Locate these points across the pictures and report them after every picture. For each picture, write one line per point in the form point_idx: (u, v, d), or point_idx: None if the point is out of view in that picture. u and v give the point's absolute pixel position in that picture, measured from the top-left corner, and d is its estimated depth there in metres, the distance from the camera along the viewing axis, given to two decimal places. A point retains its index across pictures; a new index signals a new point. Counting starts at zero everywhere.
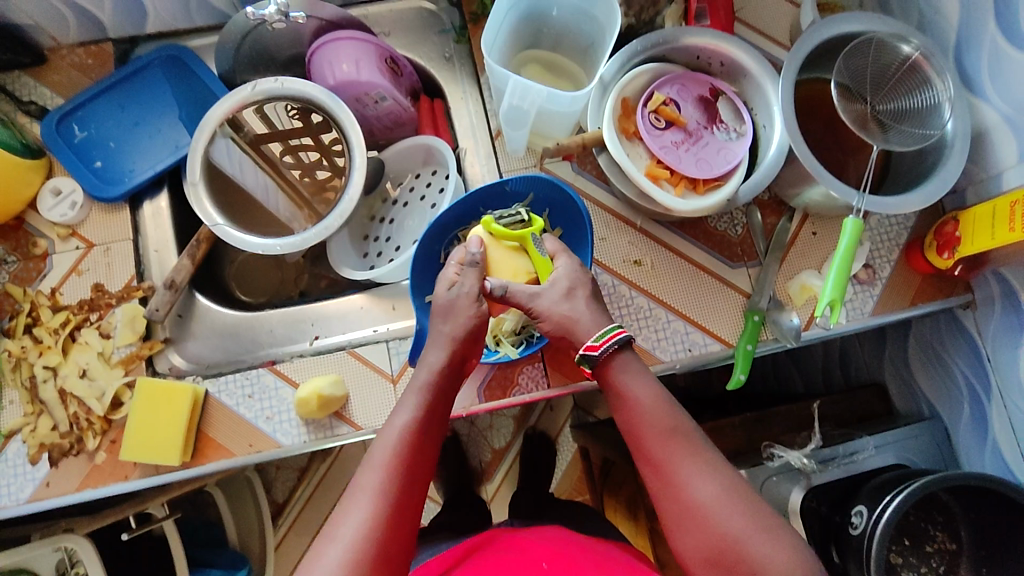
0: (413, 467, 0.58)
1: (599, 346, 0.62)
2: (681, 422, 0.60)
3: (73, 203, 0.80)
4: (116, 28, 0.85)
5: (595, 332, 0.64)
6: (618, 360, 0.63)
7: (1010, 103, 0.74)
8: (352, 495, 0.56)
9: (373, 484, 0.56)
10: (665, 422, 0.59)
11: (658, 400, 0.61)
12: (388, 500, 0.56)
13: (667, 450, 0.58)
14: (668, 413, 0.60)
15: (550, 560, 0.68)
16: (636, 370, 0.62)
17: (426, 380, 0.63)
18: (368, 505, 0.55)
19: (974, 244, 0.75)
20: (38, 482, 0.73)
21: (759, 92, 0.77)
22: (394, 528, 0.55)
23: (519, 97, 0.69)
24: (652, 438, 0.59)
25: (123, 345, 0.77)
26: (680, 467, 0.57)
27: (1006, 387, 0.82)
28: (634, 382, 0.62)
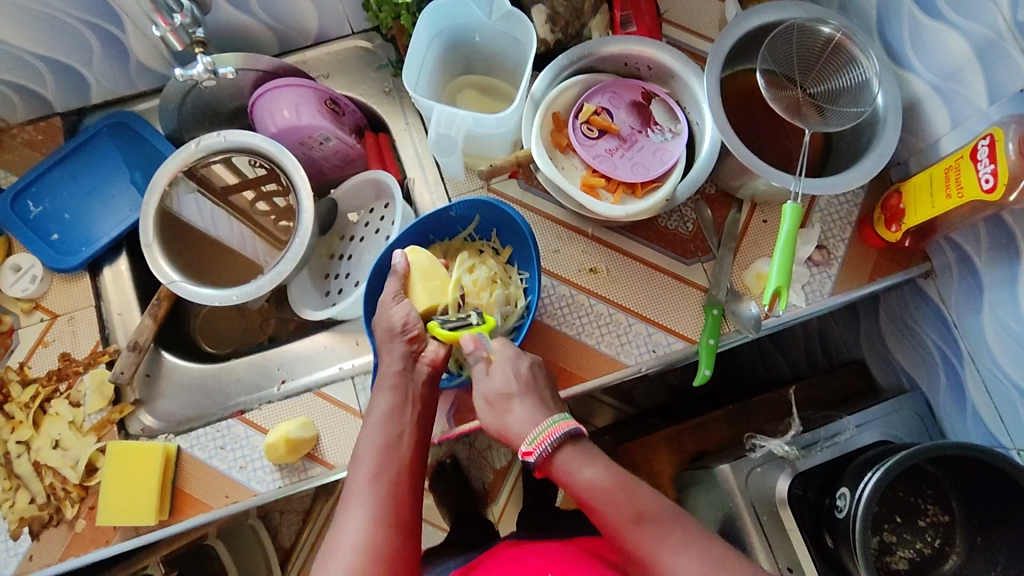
0: (393, 467, 0.61)
1: (532, 453, 0.60)
2: (647, 505, 0.58)
3: (34, 276, 0.81)
4: (63, 102, 0.87)
5: (529, 434, 0.62)
6: (558, 456, 0.61)
7: (935, 71, 0.75)
8: (342, 511, 0.59)
9: (359, 495, 0.59)
10: (627, 511, 0.58)
11: (616, 490, 0.59)
12: (375, 507, 0.58)
13: (640, 539, 0.57)
14: (630, 500, 0.59)
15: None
16: (583, 463, 0.60)
17: (391, 380, 0.67)
18: (359, 513, 0.57)
19: (917, 215, 0.75)
20: (21, 556, 0.73)
21: (689, 90, 0.78)
22: (387, 534, 0.57)
23: (446, 126, 0.72)
24: (622, 529, 0.58)
25: (93, 412, 0.78)
26: (658, 554, 0.56)
27: (976, 352, 0.81)
28: (583, 477, 0.60)
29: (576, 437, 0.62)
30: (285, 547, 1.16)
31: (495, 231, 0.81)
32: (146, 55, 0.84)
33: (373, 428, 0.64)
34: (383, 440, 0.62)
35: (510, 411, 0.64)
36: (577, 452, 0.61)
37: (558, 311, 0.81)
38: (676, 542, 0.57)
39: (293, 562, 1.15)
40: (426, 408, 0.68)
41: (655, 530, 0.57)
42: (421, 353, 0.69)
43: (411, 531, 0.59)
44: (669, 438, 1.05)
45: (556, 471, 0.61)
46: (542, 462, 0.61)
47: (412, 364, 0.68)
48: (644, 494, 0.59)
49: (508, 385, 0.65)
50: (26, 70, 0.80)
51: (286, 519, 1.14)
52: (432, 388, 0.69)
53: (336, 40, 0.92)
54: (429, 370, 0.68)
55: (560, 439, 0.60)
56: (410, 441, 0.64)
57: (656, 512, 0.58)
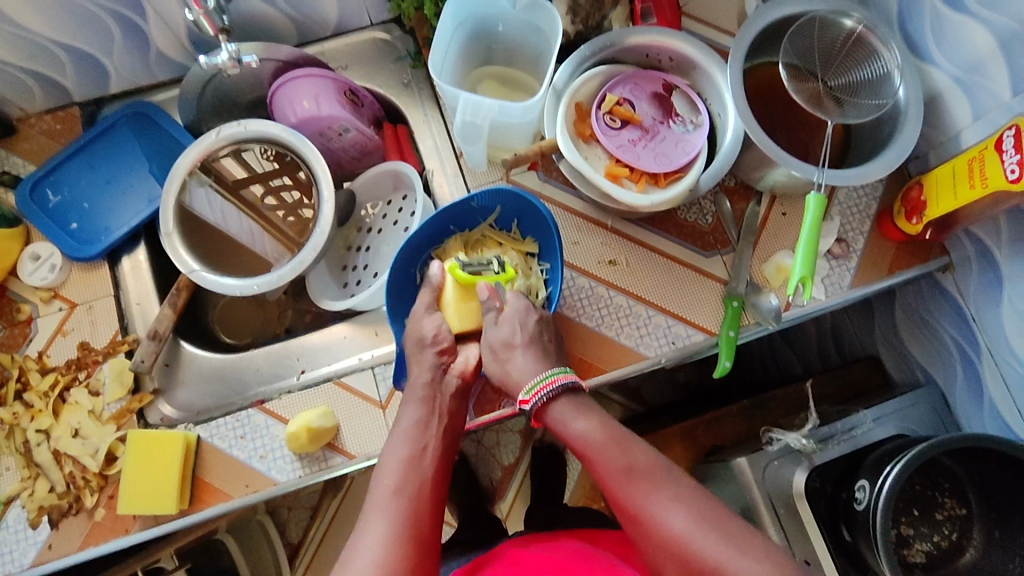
0: (417, 479, 0.61)
1: (530, 399, 0.65)
2: (638, 458, 0.60)
3: (53, 265, 0.81)
4: (81, 91, 0.87)
5: (529, 382, 0.66)
6: (554, 406, 0.65)
7: (958, 64, 0.75)
8: (363, 520, 0.58)
9: (381, 503, 0.59)
10: (618, 461, 0.60)
11: (608, 440, 0.62)
12: (397, 516, 0.58)
13: (631, 489, 0.59)
14: (621, 451, 0.61)
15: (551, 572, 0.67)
16: (576, 415, 0.64)
17: (420, 393, 0.68)
18: (380, 522, 0.57)
19: (939, 207, 0.75)
20: (40, 545, 0.73)
21: (711, 82, 0.78)
22: (408, 544, 0.56)
23: (471, 113, 0.72)
24: (611, 479, 0.60)
25: (113, 401, 0.78)
26: (646, 503, 0.58)
27: (994, 345, 0.81)
28: (576, 428, 0.63)
29: (573, 392, 0.66)
30: (294, 542, 1.14)
31: (516, 221, 0.81)
32: (165, 43, 0.84)
33: (398, 440, 0.64)
34: (408, 452, 0.63)
35: (513, 360, 0.68)
36: (573, 404, 0.65)
37: (578, 303, 0.81)
38: (666, 495, 0.58)
39: (300, 560, 1.14)
40: (450, 425, 0.68)
41: (645, 481, 0.59)
42: (450, 363, 0.72)
43: (431, 543, 0.58)
44: (684, 432, 1.05)
45: (553, 423, 0.65)
46: (538, 411, 0.66)
47: (442, 375, 0.70)
48: (634, 445, 0.62)
49: (513, 333, 0.69)
50: (47, 58, 0.80)
51: (294, 515, 1.13)
52: (459, 402, 0.70)
53: (354, 31, 0.92)
54: (459, 381, 0.71)
55: (558, 388, 0.65)
56: (434, 456, 0.64)
57: (647, 464, 0.60)
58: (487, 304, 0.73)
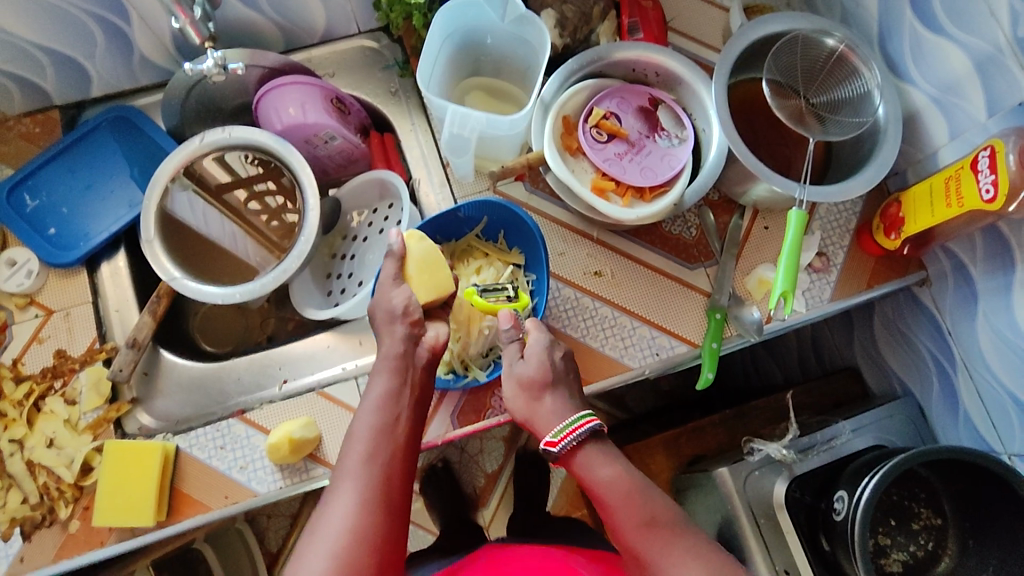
0: (387, 451, 0.61)
1: (557, 443, 0.62)
2: (658, 511, 0.60)
3: (29, 271, 0.80)
4: (61, 95, 0.86)
5: (556, 425, 0.64)
6: (582, 452, 0.63)
7: (936, 85, 0.77)
8: (333, 490, 0.58)
9: (350, 475, 0.58)
10: (638, 515, 0.60)
11: (633, 492, 0.61)
12: (366, 488, 0.58)
13: (647, 544, 0.58)
14: (643, 504, 0.60)
15: None
16: (602, 462, 0.62)
17: (390, 363, 0.66)
18: (349, 493, 0.57)
19: (917, 223, 0.76)
20: (11, 558, 0.71)
21: (695, 97, 0.79)
22: (377, 514, 0.57)
23: (459, 126, 0.72)
24: (630, 531, 0.59)
25: (89, 410, 0.77)
26: (662, 559, 0.57)
27: (969, 358, 0.82)
28: (603, 475, 0.62)
29: (598, 437, 0.64)
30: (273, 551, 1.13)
31: (502, 231, 0.81)
32: (150, 48, 0.83)
33: (369, 410, 0.63)
34: (378, 424, 0.62)
35: (542, 401, 0.66)
36: (599, 452, 0.63)
37: (564, 314, 0.81)
38: (683, 553, 0.57)
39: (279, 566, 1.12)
40: (423, 393, 0.67)
41: (664, 538, 0.58)
42: (420, 337, 0.68)
43: (399, 514, 0.58)
44: (667, 442, 1.05)
45: (578, 467, 0.63)
46: (565, 454, 0.63)
47: (414, 348, 0.68)
48: (655, 498, 0.61)
49: (544, 373, 0.67)
50: (27, 60, 0.78)
51: (274, 522, 1.12)
52: (430, 373, 0.68)
53: (342, 39, 0.92)
54: (428, 356, 0.68)
55: (584, 434, 0.63)
56: (404, 426, 0.63)
57: (667, 518, 0.60)
58: (509, 334, 0.70)
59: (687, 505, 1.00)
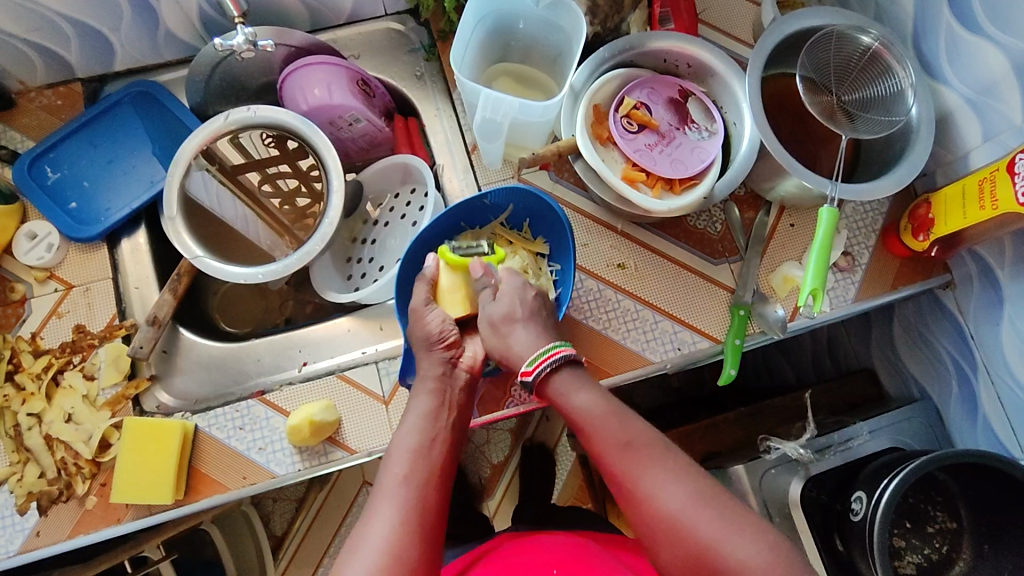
0: (427, 468, 0.60)
1: (531, 371, 0.62)
2: (637, 433, 0.59)
3: (50, 245, 0.79)
4: (84, 67, 0.85)
5: (528, 356, 0.64)
6: (558, 379, 0.63)
7: (971, 85, 0.76)
8: (372, 506, 0.57)
9: (389, 490, 0.57)
10: (617, 436, 0.59)
11: (611, 414, 0.60)
12: (405, 503, 0.57)
13: (629, 463, 0.58)
14: (621, 426, 0.59)
15: (562, 566, 0.65)
16: (578, 388, 0.62)
17: (431, 384, 0.66)
18: (388, 509, 0.56)
19: (947, 225, 0.76)
20: (27, 532, 0.71)
21: (727, 90, 0.78)
22: (416, 531, 0.55)
23: (491, 111, 0.72)
24: (610, 453, 0.58)
25: (108, 386, 0.76)
26: (643, 480, 0.56)
27: (991, 363, 0.82)
28: (580, 401, 0.61)
29: (575, 366, 0.64)
30: (278, 534, 1.13)
31: (527, 221, 0.80)
32: (176, 23, 0.82)
33: (408, 428, 0.63)
34: (417, 440, 0.61)
35: (514, 333, 0.66)
36: (574, 377, 0.63)
37: (586, 305, 0.81)
38: (663, 473, 0.56)
39: (285, 548, 1.13)
40: (461, 413, 0.66)
41: (643, 457, 0.57)
42: (459, 357, 0.69)
43: (438, 533, 0.57)
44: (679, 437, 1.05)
45: (555, 397, 0.63)
46: (539, 384, 0.63)
47: (451, 370, 0.68)
48: (636, 423, 0.60)
49: (514, 307, 0.68)
50: (52, 31, 0.77)
51: (279, 506, 1.13)
52: (470, 394, 0.68)
53: (369, 20, 0.91)
54: (467, 377, 0.68)
55: (560, 361, 0.63)
56: (443, 444, 0.62)
57: (645, 441, 0.59)
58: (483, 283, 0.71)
59: None
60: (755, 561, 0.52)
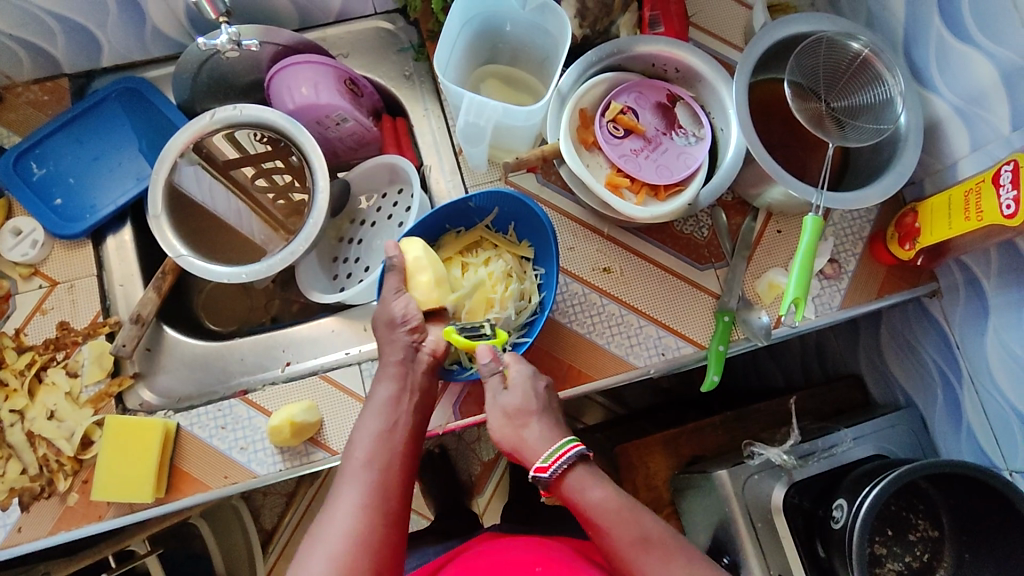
0: (389, 456, 0.60)
1: (548, 469, 0.60)
2: (651, 530, 0.58)
3: (34, 241, 0.79)
4: (71, 63, 0.85)
5: (544, 451, 0.61)
6: (572, 476, 0.61)
7: (960, 94, 0.75)
8: (335, 494, 0.57)
9: (352, 479, 0.57)
10: (634, 533, 0.58)
11: (624, 509, 0.59)
12: (367, 489, 0.56)
13: (643, 559, 0.57)
14: (636, 522, 0.59)
15: (545, 565, 0.64)
16: (593, 484, 0.60)
17: (394, 368, 0.65)
18: (351, 497, 0.56)
19: (933, 235, 0.76)
20: (9, 527, 0.71)
21: (715, 96, 0.78)
22: (380, 518, 0.55)
23: (475, 114, 0.71)
24: (626, 552, 0.57)
25: (91, 383, 0.77)
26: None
27: (976, 373, 0.82)
28: (594, 498, 0.60)
29: (584, 459, 0.62)
30: (267, 528, 1.14)
31: (513, 224, 0.80)
32: (162, 20, 0.82)
33: (371, 415, 0.62)
34: (380, 428, 0.61)
35: (528, 428, 0.63)
36: (588, 473, 0.61)
37: (570, 309, 0.81)
38: (680, 569, 0.56)
39: (274, 542, 1.13)
40: (425, 398, 0.66)
41: (660, 554, 0.57)
42: (421, 342, 0.68)
43: (401, 519, 0.57)
44: (666, 441, 1.04)
45: (566, 491, 0.61)
46: (554, 480, 0.61)
47: (415, 355, 0.67)
48: (645, 513, 0.60)
49: (528, 401, 0.64)
50: (37, 27, 0.77)
51: (269, 500, 1.14)
52: (432, 378, 0.68)
53: (357, 19, 0.91)
54: (430, 360, 0.67)
55: (573, 458, 0.61)
56: (405, 430, 0.62)
57: (660, 536, 0.58)
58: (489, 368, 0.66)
59: (683, 505, 1.00)
60: None
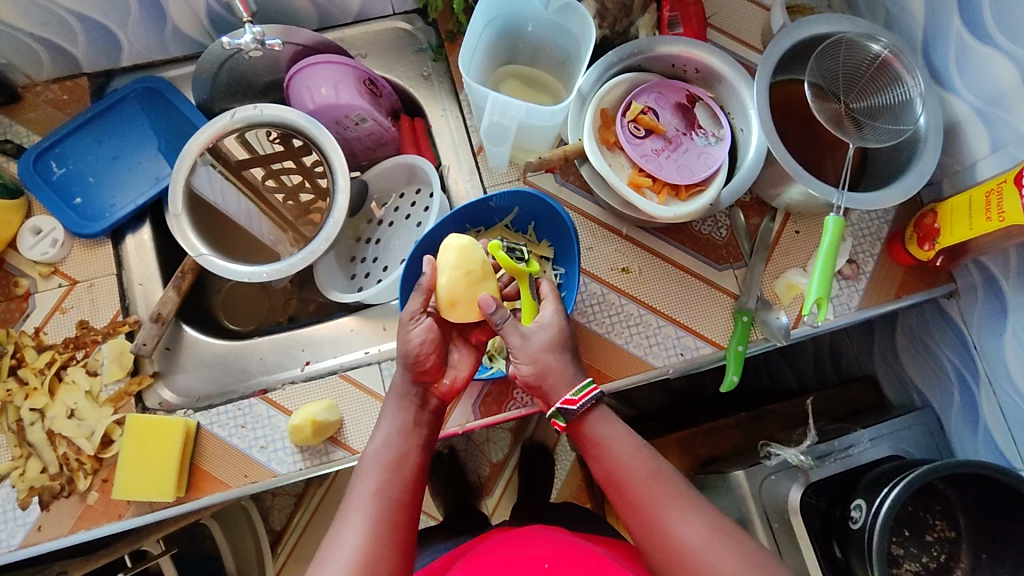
0: (399, 485, 0.59)
1: (578, 401, 0.61)
2: (663, 469, 0.60)
3: (54, 240, 0.79)
4: (90, 62, 0.85)
5: (572, 386, 0.63)
6: (594, 414, 0.63)
7: (980, 95, 0.76)
8: (342, 520, 0.56)
9: (359, 507, 0.56)
10: (647, 470, 0.59)
11: (639, 451, 0.61)
12: (376, 518, 0.56)
13: (653, 495, 0.58)
14: (650, 462, 0.60)
15: (552, 560, 0.64)
16: (611, 422, 0.63)
17: (406, 399, 0.65)
18: (357, 526, 0.55)
19: (954, 235, 0.76)
20: (29, 526, 0.71)
21: (735, 96, 0.78)
22: (386, 547, 0.55)
23: (499, 114, 0.72)
24: (636, 484, 0.59)
25: (111, 382, 0.76)
26: (667, 513, 0.57)
27: (994, 374, 0.82)
28: (611, 434, 0.62)
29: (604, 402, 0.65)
30: (276, 529, 1.14)
31: (533, 224, 0.80)
32: (183, 20, 0.82)
33: (382, 443, 0.61)
34: (390, 456, 0.60)
35: (560, 362, 0.64)
36: (607, 413, 0.63)
37: (590, 310, 0.81)
38: (687, 509, 0.57)
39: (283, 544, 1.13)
40: (432, 429, 0.65)
41: (669, 493, 0.58)
42: (435, 383, 0.67)
43: (408, 551, 0.56)
44: (680, 442, 1.04)
45: (585, 427, 0.62)
46: (576, 416, 0.63)
47: (426, 392, 0.67)
48: (659, 460, 0.61)
49: (559, 336, 0.65)
50: (59, 26, 0.77)
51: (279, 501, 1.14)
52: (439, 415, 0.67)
53: (375, 19, 0.91)
54: (438, 401, 0.67)
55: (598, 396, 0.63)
56: (416, 459, 0.61)
57: (671, 477, 0.60)
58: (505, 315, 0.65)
59: None
60: None
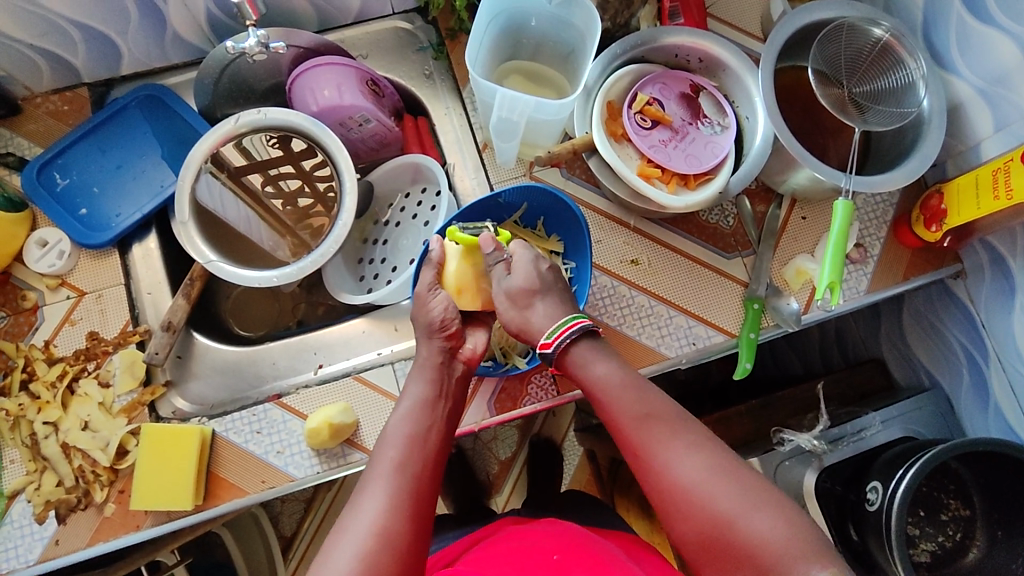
0: (421, 458, 0.58)
1: (552, 343, 0.63)
2: (655, 405, 0.59)
3: (61, 252, 0.78)
4: (90, 72, 0.84)
5: (550, 327, 0.64)
6: (577, 353, 0.63)
7: (982, 75, 0.76)
8: (361, 489, 0.56)
9: (380, 475, 0.56)
10: (636, 408, 0.59)
11: (628, 385, 0.60)
12: (396, 488, 0.55)
13: (646, 434, 0.58)
14: (639, 398, 0.60)
15: (562, 551, 0.64)
16: (597, 359, 0.63)
17: (431, 373, 0.64)
18: (377, 493, 0.54)
19: (961, 216, 0.77)
20: (46, 541, 0.70)
21: (740, 85, 0.78)
22: (406, 515, 0.54)
23: (507, 109, 0.71)
24: (627, 425, 0.59)
25: (123, 393, 0.76)
26: (660, 450, 0.56)
27: (1003, 351, 0.82)
28: (598, 372, 0.62)
29: (593, 336, 0.65)
30: (286, 535, 1.12)
31: (542, 219, 0.81)
32: (183, 26, 0.81)
33: (403, 416, 0.61)
34: (411, 429, 0.60)
35: (533, 307, 0.65)
36: (594, 348, 0.64)
37: (601, 303, 0.80)
38: (681, 445, 0.56)
39: (294, 551, 1.12)
40: (456, 407, 0.65)
41: (663, 429, 0.57)
42: (458, 348, 0.68)
43: (428, 518, 0.55)
44: None
45: (573, 367, 0.63)
46: (559, 357, 0.64)
47: (450, 360, 0.67)
48: (653, 395, 0.60)
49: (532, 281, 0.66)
50: (59, 36, 0.77)
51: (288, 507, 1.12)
52: (464, 385, 0.67)
53: (375, 20, 0.91)
54: (464, 368, 0.67)
55: (578, 333, 0.63)
56: (437, 435, 0.61)
57: (664, 410, 0.59)
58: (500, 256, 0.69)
59: None
60: (770, 532, 0.51)
